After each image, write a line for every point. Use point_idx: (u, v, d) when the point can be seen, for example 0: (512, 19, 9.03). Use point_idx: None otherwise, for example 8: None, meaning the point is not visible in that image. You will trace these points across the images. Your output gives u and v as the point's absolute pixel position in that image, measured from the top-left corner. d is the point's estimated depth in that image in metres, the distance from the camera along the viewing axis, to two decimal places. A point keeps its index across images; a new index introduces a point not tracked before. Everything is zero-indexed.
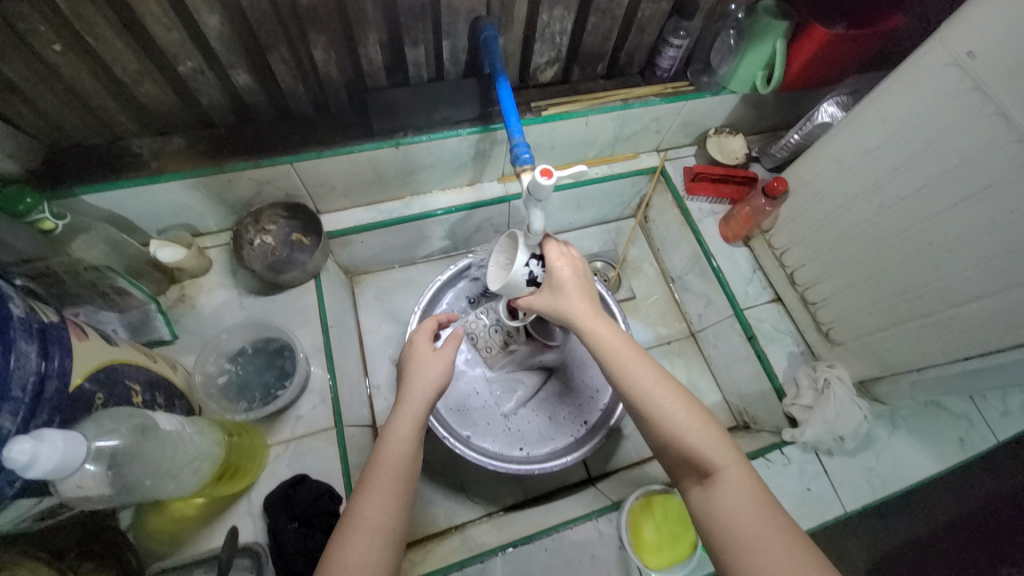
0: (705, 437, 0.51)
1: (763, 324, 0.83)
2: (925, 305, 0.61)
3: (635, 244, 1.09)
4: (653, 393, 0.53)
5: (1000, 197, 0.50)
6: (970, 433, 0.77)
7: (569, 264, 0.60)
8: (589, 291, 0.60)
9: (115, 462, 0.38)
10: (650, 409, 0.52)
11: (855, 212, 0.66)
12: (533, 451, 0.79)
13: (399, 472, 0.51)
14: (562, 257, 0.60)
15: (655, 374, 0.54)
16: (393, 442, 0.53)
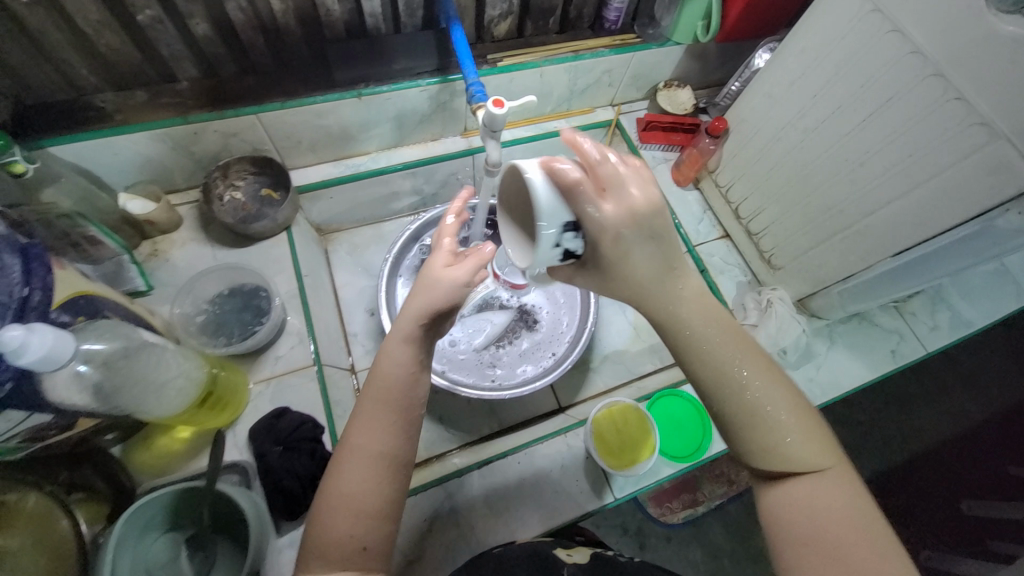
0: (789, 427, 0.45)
1: (713, 258, 0.92)
2: (846, 217, 0.69)
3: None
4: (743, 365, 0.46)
5: (899, 109, 0.59)
6: (901, 345, 0.88)
7: (642, 193, 0.48)
8: (665, 221, 0.49)
9: (106, 363, 0.48)
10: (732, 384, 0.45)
11: (785, 141, 0.75)
12: (505, 381, 0.82)
13: (391, 401, 0.49)
14: (637, 185, 0.48)
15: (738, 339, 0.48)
16: (386, 374, 0.50)
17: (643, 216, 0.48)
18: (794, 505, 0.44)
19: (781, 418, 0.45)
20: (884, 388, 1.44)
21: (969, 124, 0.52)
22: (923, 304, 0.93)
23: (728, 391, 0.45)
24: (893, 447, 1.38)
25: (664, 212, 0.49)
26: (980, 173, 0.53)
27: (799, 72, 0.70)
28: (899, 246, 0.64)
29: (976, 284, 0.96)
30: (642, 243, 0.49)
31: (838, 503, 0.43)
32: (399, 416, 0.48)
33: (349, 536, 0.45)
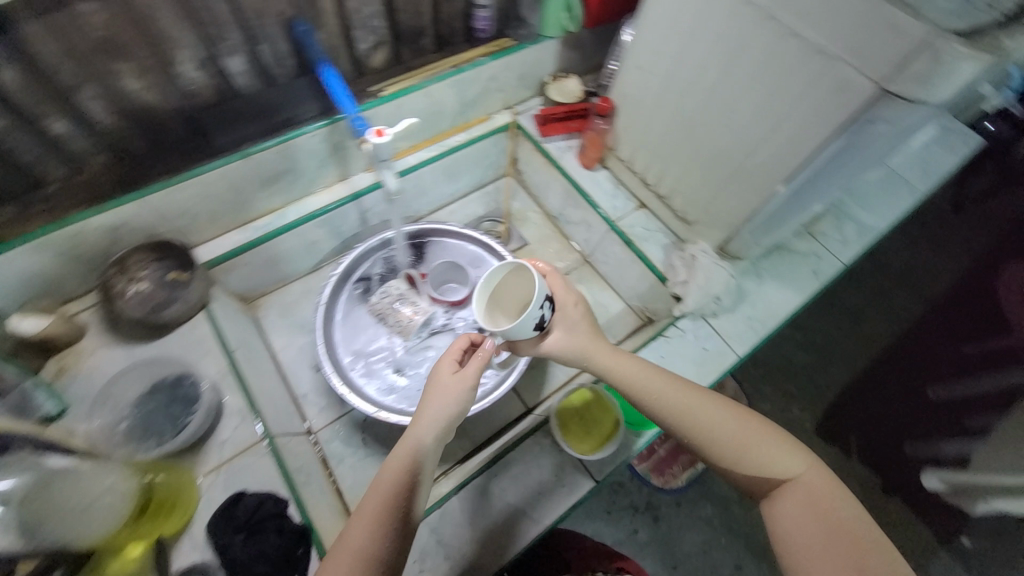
0: (763, 447, 0.60)
1: (635, 228, 0.94)
2: (736, 161, 0.73)
3: (517, 198, 1.15)
4: (715, 418, 0.62)
5: (748, 55, 0.64)
6: (820, 264, 0.94)
7: (577, 303, 0.69)
8: (596, 328, 0.69)
9: (20, 497, 0.50)
10: (711, 434, 0.61)
11: (665, 105, 0.80)
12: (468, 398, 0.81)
13: (393, 492, 0.54)
14: (570, 298, 0.69)
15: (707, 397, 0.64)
16: (396, 461, 0.56)
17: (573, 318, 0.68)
18: (786, 513, 0.57)
19: (756, 442, 0.60)
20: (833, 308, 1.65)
21: (805, 56, 0.58)
22: (830, 222, 1.00)
23: (706, 433, 0.61)
24: (857, 356, 1.58)
25: (587, 327, 0.69)
26: (825, 96, 0.58)
27: (658, 41, 0.75)
28: (788, 182, 0.68)
29: (870, 193, 1.05)
30: (587, 334, 0.68)
31: (819, 497, 0.57)
32: (383, 512, 0.52)
33: None
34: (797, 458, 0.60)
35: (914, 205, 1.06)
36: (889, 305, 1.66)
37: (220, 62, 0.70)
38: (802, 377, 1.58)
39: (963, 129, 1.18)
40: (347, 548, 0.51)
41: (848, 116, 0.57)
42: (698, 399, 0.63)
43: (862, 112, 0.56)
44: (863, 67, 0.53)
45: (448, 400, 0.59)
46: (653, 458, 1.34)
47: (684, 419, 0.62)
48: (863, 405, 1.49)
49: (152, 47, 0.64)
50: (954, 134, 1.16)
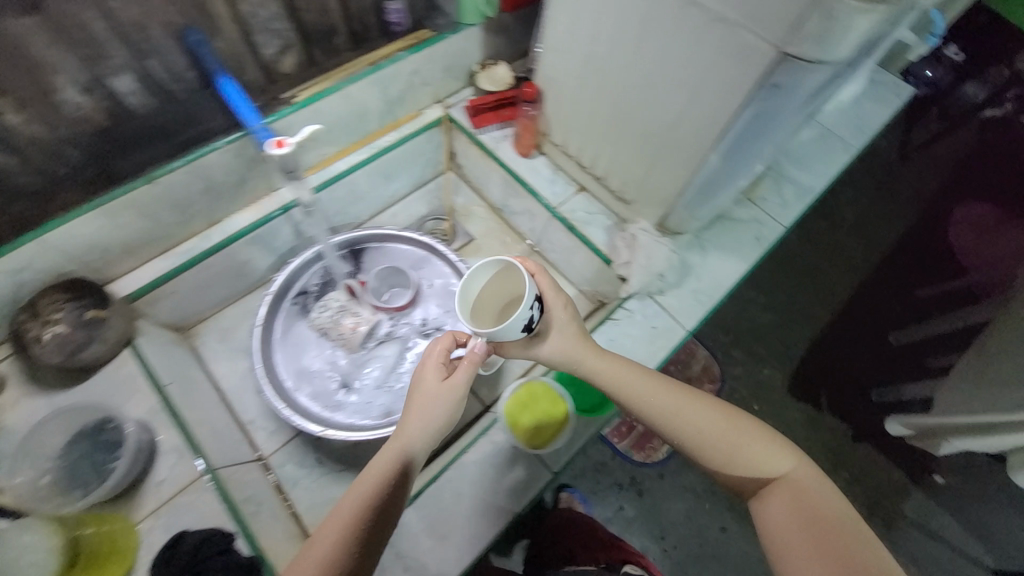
0: (751, 446, 0.60)
1: (576, 213, 0.93)
2: (661, 136, 0.73)
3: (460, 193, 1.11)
4: (702, 418, 0.62)
5: (655, 26, 0.63)
6: (762, 230, 0.94)
7: (565, 307, 0.68)
8: (585, 332, 0.69)
9: None
10: (699, 435, 0.62)
11: (587, 86, 0.79)
12: None
13: (368, 502, 0.52)
14: (559, 300, 0.68)
15: (697, 397, 0.64)
16: (375, 470, 0.55)
17: (561, 323, 0.68)
18: (773, 512, 0.58)
19: (743, 441, 0.61)
20: (791, 268, 1.79)
21: (706, 25, 0.57)
22: (769, 186, 1.01)
23: (693, 433, 0.62)
24: (818, 309, 1.72)
25: (577, 331, 0.68)
26: (730, 63, 0.57)
27: (571, 19, 0.73)
28: (710, 155, 0.68)
29: (805, 152, 1.06)
30: (576, 339, 0.68)
31: (806, 497, 0.58)
32: (354, 521, 0.51)
33: None
34: (788, 456, 0.60)
35: (850, 161, 1.08)
36: (845, 260, 1.80)
37: (106, 84, 0.65)
38: (773, 337, 1.70)
39: (893, 80, 1.19)
40: (309, 559, 0.49)
41: (754, 82, 0.56)
42: (686, 401, 0.64)
43: (765, 77, 0.55)
44: (760, 31, 0.52)
45: (437, 407, 0.59)
46: (634, 434, 1.39)
47: (673, 423, 0.63)
48: (829, 354, 1.65)
49: (23, 75, 0.59)
50: (884, 86, 1.18)
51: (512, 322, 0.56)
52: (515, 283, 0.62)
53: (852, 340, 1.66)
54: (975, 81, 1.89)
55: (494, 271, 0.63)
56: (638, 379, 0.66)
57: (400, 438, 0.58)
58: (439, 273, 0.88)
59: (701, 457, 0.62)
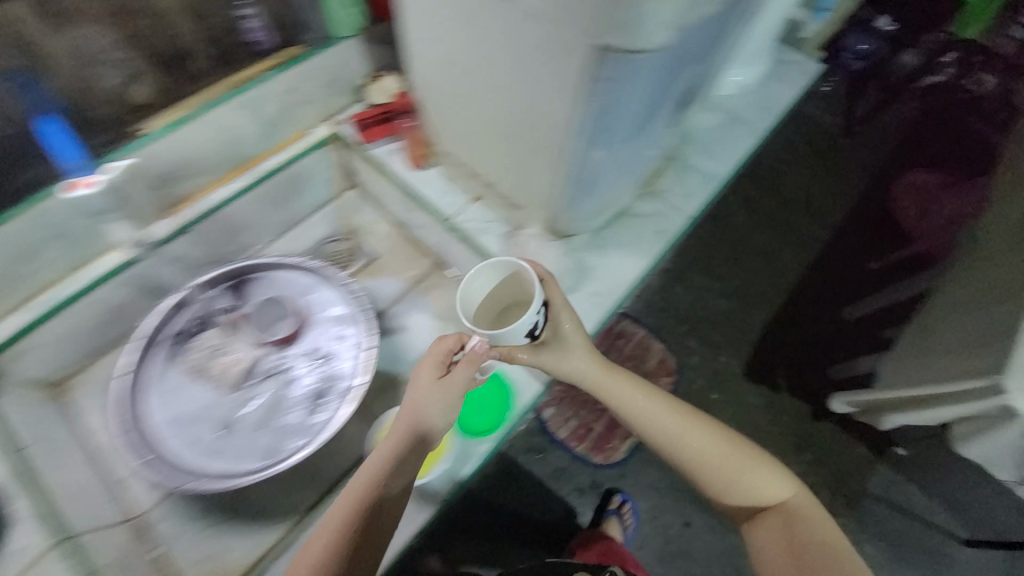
0: (755, 477, 0.72)
1: (470, 223, 0.89)
2: (527, 139, 0.69)
3: (362, 212, 1.05)
4: (713, 450, 0.73)
5: (486, 28, 0.60)
6: (663, 223, 0.92)
7: (577, 330, 0.73)
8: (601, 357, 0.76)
9: None
10: (704, 465, 0.72)
11: (452, 93, 0.75)
12: (297, 442, 0.74)
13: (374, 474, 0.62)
14: (570, 321, 0.72)
15: (711, 431, 0.74)
16: (380, 449, 0.63)
17: (574, 351, 0.74)
18: (764, 533, 0.72)
19: (747, 472, 0.72)
20: (741, 251, 1.78)
21: (525, 22, 0.54)
22: (672, 176, 0.98)
23: (701, 463, 0.72)
24: (770, 291, 1.73)
25: (593, 360, 0.75)
26: (558, 58, 0.55)
27: (420, 27, 0.70)
28: (576, 155, 0.65)
29: (709, 138, 1.03)
30: (594, 368, 0.74)
31: (795, 522, 0.70)
32: (361, 493, 0.61)
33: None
34: (781, 483, 0.72)
35: (756, 144, 1.05)
36: (795, 237, 1.81)
37: None
38: (731, 320, 1.69)
39: (799, 58, 1.18)
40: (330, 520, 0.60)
41: (582, 75, 0.54)
42: (690, 428, 0.74)
43: (591, 70, 0.53)
44: (574, 23, 0.50)
45: (426, 408, 0.63)
46: (591, 436, 1.37)
47: (677, 443, 0.73)
48: (784, 332, 1.67)
49: None
50: (791, 65, 1.16)
51: (517, 327, 0.61)
52: (524, 288, 0.68)
53: (806, 317, 1.68)
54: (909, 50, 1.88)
55: (503, 274, 0.68)
56: (658, 412, 0.75)
57: (393, 439, 0.64)
58: (327, 299, 0.83)
59: (699, 476, 0.73)
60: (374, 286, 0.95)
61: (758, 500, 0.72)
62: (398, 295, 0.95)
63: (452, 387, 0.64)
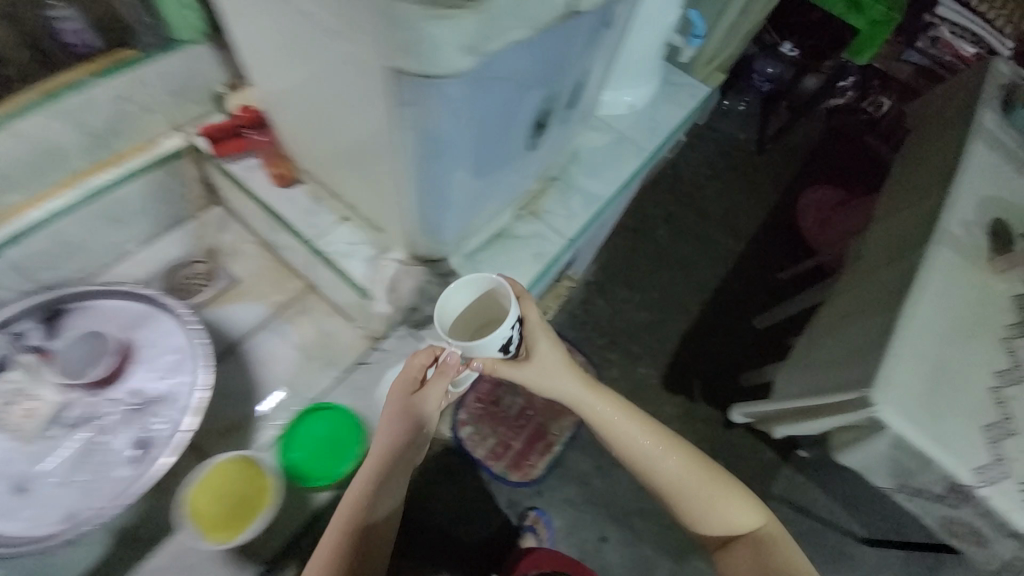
0: (726, 505, 0.70)
1: (334, 245, 0.83)
2: (370, 162, 0.65)
3: (229, 230, 0.95)
4: (687, 475, 0.70)
5: (300, 45, 0.55)
6: (542, 245, 0.90)
7: (553, 344, 0.67)
8: (582, 370, 0.69)
9: None
10: (679, 490, 0.69)
11: (293, 110, 0.69)
12: (109, 495, 0.68)
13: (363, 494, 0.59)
14: (544, 335, 0.66)
15: (687, 457, 0.70)
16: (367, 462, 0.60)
17: (549, 364, 0.67)
18: (736, 559, 0.70)
19: (719, 499, 0.70)
20: (668, 260, 1.91)
21: (326, 39, 0.50)
22: (554, 197, 0.96)
23: (675, 489, 0.69)
24: (694, 295, 1.87)
25: (571, 374, 0.68)
26: (367, 80, 0.50)
27: (246, 40, 0.64)
28: (424, 179, 0.61)
29: (594, 158, 1.02)
30: (573, 383, 0.68)
31: (765, 551, 0.68)
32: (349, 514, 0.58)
33: None
34: (754, 512, 0.70)
35: (642, 166, 1.05)
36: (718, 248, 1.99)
37: None
38: (655, 326, 1.81)
39: (689, 81, 1.20)
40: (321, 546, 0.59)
41: (391, 98, 0.50)
42: (666, 451, 0.70)
43: (393, 91, 0.49)
44: (366, 43, 0.46)
45: (403, 423, 0.59)
46: (511, 454, 1.31)
47: (650, 464, 0.69)
48: (708, 333, 1.80)
49: None
50: (680, 87, 1.18)
51: (490, 338, 0.58)
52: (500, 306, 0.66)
53: (732, 321, 1.83)
54: (813, 74, 2.03)
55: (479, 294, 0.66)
56: (637, 434, 0.70)
57: (376, 455, 0.61)
58: (161, 332, 0.77)
59: (668, 498, 0.70)
60: (231, 314, 0.87)
61: (728, 525, 0.70)
62: (259, 323, 0.87)
63: (426, 400, 0.60)
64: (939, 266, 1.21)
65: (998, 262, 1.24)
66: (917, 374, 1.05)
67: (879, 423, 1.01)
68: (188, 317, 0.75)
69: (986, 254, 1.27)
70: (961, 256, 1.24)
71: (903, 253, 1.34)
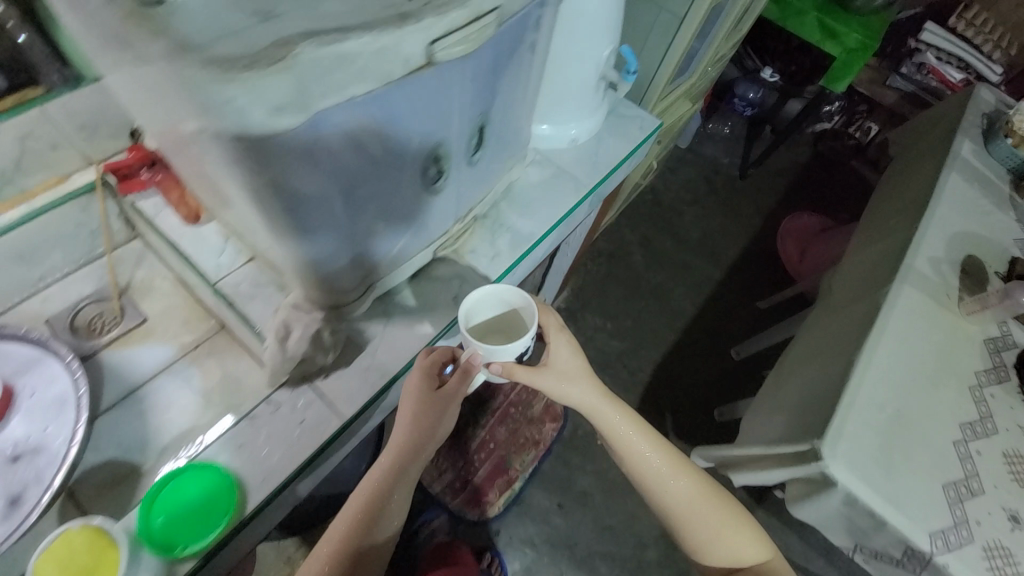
0: (723, 516, 0.86)
1: (239, 287, 0.79)
2: (241, 205, 0.62)
3: (146, 264, 0.93)
4: (694, 490, 0.85)
5: (143, 90, 0.52)
6: (463, 288, 0.86)
7: (581, 366, 0.83)
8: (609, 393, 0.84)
9: None
10: (685, 503, 0.85)
11: (177, 150, 0.67)
12: None
13: (395, 462, 0.74)
14: (574, 361, 0.83)
15: (700, 474, 0.87)
16: (397, 437, 0.74)
17: (579, 385, 0.82)
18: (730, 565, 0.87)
19: (716, 511, 0.86)
20: (638, 288, 2.06)
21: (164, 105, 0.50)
22: (479, 236, 0.92)
23: (686, 501, 0.85)
24: (664, 323, 2.00)
25: (594, 392, 0.83)
26: (197, 130, 0.48)
27: (116, 81, 0.62)
28: (296, 221, 0.57)
29: (528, 193, 0.99)
30: (601, 407, 0.83)
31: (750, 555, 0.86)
32: (380, 477, 0.74)
33: (327, 542, 0.72)
34: (753, 537, 0.87)
35: (578, 203, 1.01)
36: (695, 277, 2.13)
37: None
38: (630, 355, 1.91)
39: (639, 113, 1.17)
40: (356, 498, 0.74)
41: (222, 147, 0.47)
42: (679, 476, 0.85)
43: (223, 146, 0.46)
44: (176, 96, 0.43)
45: (427, 412, 0.74)
46: None
47: (671, 490, 0.85)
48: (672, 360, 1.93)
49: None
50: (629, 120, 1.15)
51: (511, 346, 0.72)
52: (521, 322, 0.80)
53: (701, 352, 1.97)
54: (796, 99, 2.30)
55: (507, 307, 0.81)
56: (658, 454, 0.85)
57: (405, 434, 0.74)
58: (46, 379, 0.76)
59: (678, 517, 0.85)
60: (132, 356, 0.83)
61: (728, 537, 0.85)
62: (161, 366, 0.83)
63: (447, 399, 0.75)
64: (901, 308, 1.16)
65: (966, 304, 1.18)
66: (870, 425, 0.99)
67: (829, 479, 0.94)
68: (74, 365, 0.75)
69: (954, 294, 1.21)
70: (926, 297, 1.19)
71: (869, 291, 1.27)
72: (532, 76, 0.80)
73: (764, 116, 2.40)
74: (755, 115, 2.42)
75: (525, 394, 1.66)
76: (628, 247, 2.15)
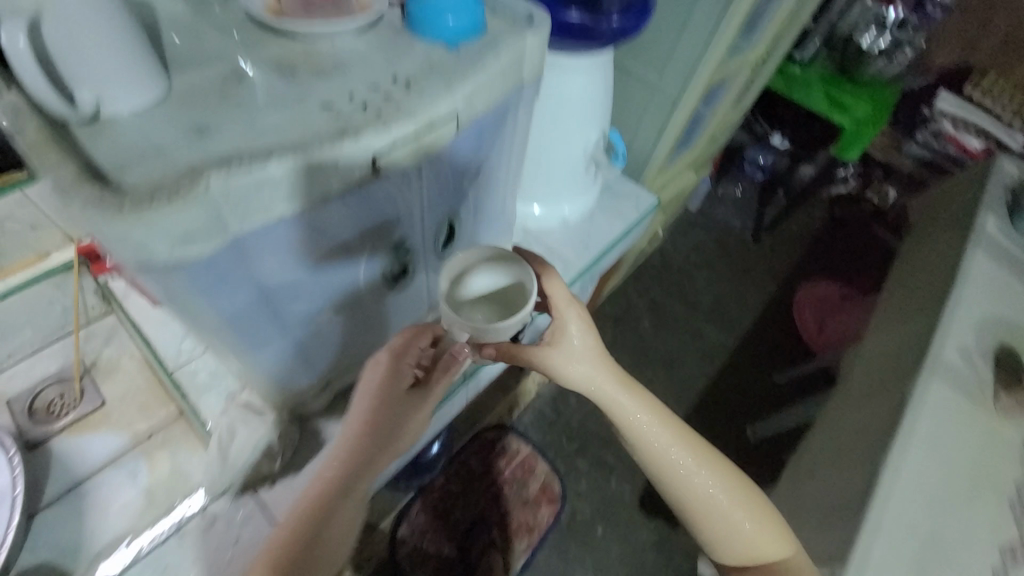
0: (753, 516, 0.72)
1: (196, 377, 0.75)
2: (184, 320, 0.60)
3: (114, 342, 0.88)
4: (718, 485, 0.71)
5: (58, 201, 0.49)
6: None
7: (591, 341, 0.67)
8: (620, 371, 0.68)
9: None
10: (709, 501, 0.71)
11: None
12: None
13: (350, 455, 0.59)
14: (582, 333, 0.67)
15: (723, 465, 0.72)
16: (353, 423, 0.61)
17: (591, 364, 0.66)
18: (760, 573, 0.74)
19: (746, 509, 0.72)
20: (645, 357, 1.96)
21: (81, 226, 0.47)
22: None
23: (710, 497, 0.70)
24: (672, 396, 1.88)
25: (607, 372, 0.67)
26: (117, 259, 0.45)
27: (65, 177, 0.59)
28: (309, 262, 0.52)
29: None
30: (614, 390, 0.68)
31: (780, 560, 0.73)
32: (333, 474, 0.59)
33: (267, 558, 0.56)
34: (783, 541, 0.74)
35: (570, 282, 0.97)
36: (706, 345, 2.01)
37: None
38: None
39: (633, 189, 1.11)
40: (301, 507, 0.58)
41: (143, 279, 0.45)
42: (700, 466, 0.70)
43: (142, 276, 0.44)
44: (85, 229, 0.40)
45: (392, 395, 0.62)
46: None
47: (690, 484, 0.70)
48: None
49: None
50: (621, 196, 1.10)
51: (506, 327, 0.59)
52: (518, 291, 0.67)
53: (713, 428, 1.83)
54: (807, 163, 2.19)
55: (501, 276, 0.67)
56: (677, 442, 0.70)
57: (363, 420, 0.61)
58: None
59: (698, 517, 0.71)
60: (82, 446, 0.79)
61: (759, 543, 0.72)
62: (111, 458, 0.78)
63: (418, 396, 0.64)
64: (931, 407, 1.04)
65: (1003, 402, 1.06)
66: (894, 546, 0.88)
67: None
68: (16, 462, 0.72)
69: (988, 388, 1.10)
70: (955, 392, 1.07)
71: (892, 379, 1.16)
72: (514, 173, 0.78)
73: (776, 180, 2.28)
74: (766, 180, 2.30)
75: (520, 472, 1.53)
76: (635, 312, 2.07)
